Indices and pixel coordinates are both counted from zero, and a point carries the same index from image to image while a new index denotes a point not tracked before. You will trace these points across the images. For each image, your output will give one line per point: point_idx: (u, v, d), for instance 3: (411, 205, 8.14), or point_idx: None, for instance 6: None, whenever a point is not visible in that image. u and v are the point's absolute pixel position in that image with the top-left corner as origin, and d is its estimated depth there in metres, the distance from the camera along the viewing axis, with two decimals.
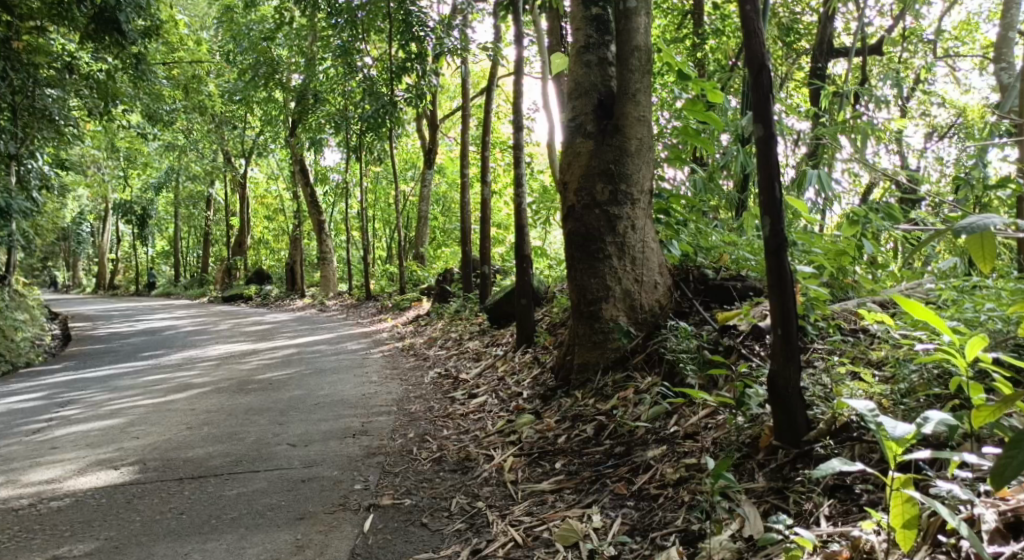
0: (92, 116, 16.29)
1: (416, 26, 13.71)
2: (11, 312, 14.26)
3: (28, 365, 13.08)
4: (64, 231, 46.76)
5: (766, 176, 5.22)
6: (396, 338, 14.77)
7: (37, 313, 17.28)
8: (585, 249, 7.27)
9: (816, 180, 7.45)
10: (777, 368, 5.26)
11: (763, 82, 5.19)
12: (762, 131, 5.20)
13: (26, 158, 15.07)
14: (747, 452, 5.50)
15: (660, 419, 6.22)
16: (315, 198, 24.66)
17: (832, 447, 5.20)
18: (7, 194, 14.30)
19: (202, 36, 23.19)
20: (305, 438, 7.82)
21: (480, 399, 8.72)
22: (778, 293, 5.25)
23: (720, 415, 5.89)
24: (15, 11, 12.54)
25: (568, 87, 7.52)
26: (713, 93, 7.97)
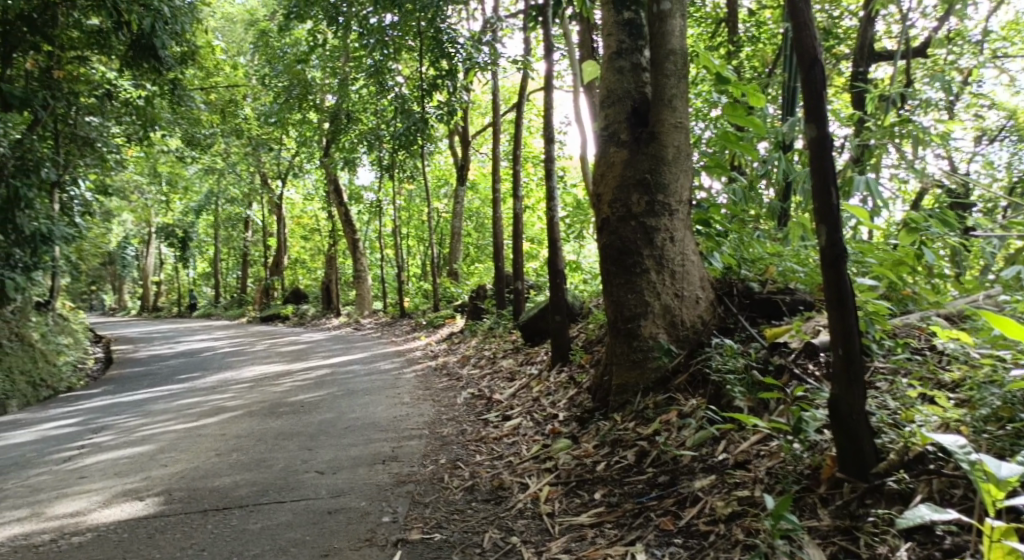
0: (132, 141, 16.27)
1: (447, 44, 13.45)
2: (55, 335, 14.26)
3: (69, 390, 12.91)
4: (108, 256, 47.32)
5: (821, 180, 4.85)
6: (429, 357, 14.47)
7: (80, 336, 17.25)
8: (621, 262, 6.92)
9: (864, 187, 6.89)
10: (839, 392, 4.88)
11: (816, 77, 4.82)
12: (816, 131, 4.84)
13: (69, 185, 14.54)
14: (806, 485, 5.09)
15: (707, 445, 5.82)
16: (349, 217, 24.52)
17: (907, 482, 4.81)
18: (48, 219, 12.83)
19: (239, 59, 23.25)
20: (333, 466, 7.51)
21: (515, 421, 8.36)
22: (839, 310, 4.86)
23: (773, 443, 5.48)
24: (58, 42, 12.81)
25: (600, 94, 7.20)
26: (754, 96, 7.58)
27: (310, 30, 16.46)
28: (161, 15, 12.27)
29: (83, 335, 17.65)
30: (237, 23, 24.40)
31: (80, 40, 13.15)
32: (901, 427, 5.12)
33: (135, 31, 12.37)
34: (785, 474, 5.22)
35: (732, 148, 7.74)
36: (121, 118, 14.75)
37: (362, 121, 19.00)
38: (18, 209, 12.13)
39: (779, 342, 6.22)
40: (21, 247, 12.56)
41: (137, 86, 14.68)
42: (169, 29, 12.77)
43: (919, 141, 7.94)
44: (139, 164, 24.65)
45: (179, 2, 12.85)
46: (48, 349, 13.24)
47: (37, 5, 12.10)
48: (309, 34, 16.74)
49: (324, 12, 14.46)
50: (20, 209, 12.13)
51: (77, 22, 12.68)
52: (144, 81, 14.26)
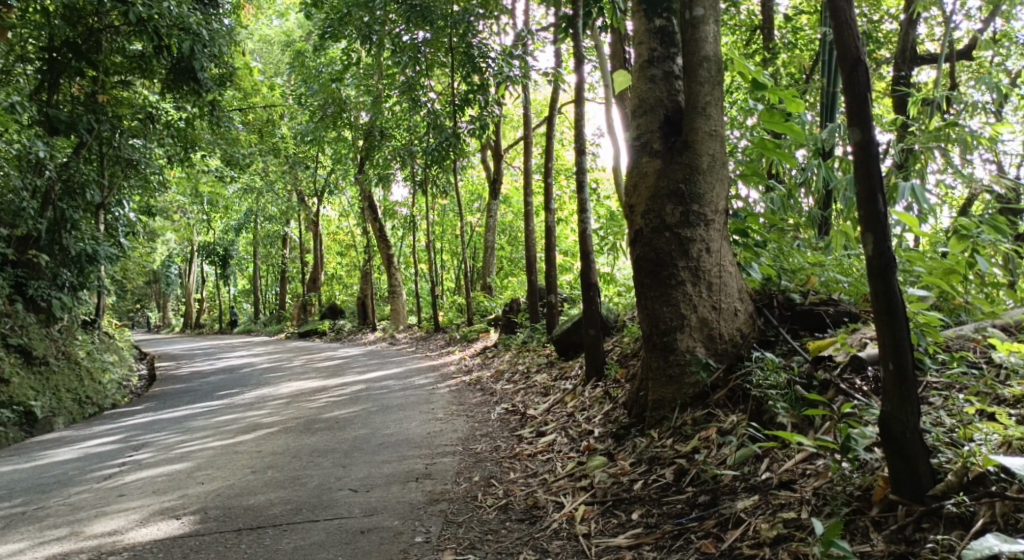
0: (172, 162, 16.39)
1: (479, 58, 13.32)
2: (99, 352, 14.31)
3: (114, 407, 12.74)
4: (150, 274, 47.93)
5: (867, 185, 4.65)
6: (463, 371, 14.34)
7: (123, 354, 17.36)
8: (656, 274, 6.74)
9: (910, 193, 6.70)
10: (890, 410, 4.66)
11: (859, 79, 4.64)
12: (860, 135, 4.64)
13: (113, 207, 14.83)
14: (857, 507, 4.87)
15: (749, 463, 5.63)
16: (384, 233, 24.53)
17: (967, 505, 4.58)
18: (94, 239, 13.08)
19: (277, 80, 23.40)
20: (366, 483, 7.39)
21: (549, 437, 8.20)
22: (889, 323, 4.64)
23: (820, 462, 5.27)
24: (104, 65, 12.73)
25: (632, 104, 7.03)
26: (791, 101, 7.36)
27: (344, 49, 16.46)
28: (199, 38, 12.34)
29: (127, 353, 17.77)
30: (274, 43, 24.59)
31: (121, 64, 13.26)
32: (958, 446, 4.91)
33: (175, 54, 12.43)
34: (834, 495, 5.00)
35: (770, 155, 7.60)
36: (162, 141, 14.87)
37: (397, 137, 19.02)
38: (64, 230, 12.51)
39: (823, 355, 5.99)
40: (68, 267, 12.74)
41: (179, 109, 14.73)
42: (208, 52, 12.83)
43: (966, 145, 7.70)
44: (179, 184, 24.87)
45: (218, 24, 12.92)
46: (93, 367, 13.01)
47: (80, 30, 12.25)
48: (344, 53, 16.73)
49: (358, 30, 14.48)
50: (67, 230, 12.50)
51: (121, 46, 12.70)
52: (184, 103, 14.35)
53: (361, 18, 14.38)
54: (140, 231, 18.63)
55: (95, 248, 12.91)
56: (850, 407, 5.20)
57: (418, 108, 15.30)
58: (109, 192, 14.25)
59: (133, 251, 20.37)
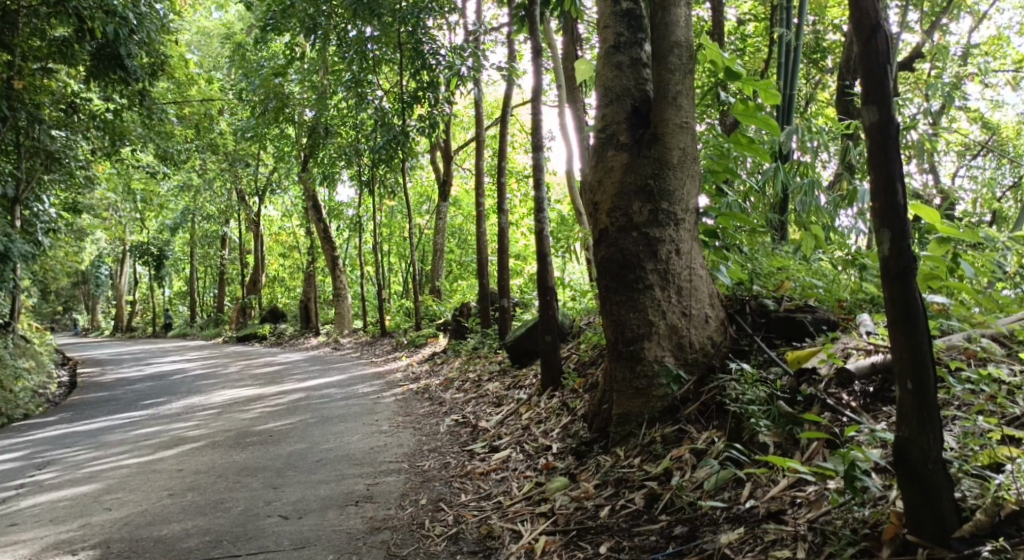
0: (100, 155, 15.52)
1: (428, 55, 12.77)
2: (14, 358, 13.46)
3: (27, 417, 11.95)
4: (84, 274, 46.28)
5: (885, 174, 4.21)
6: (410, 378, 13.70)
7: (45, 360, 16.35)
8: (622, 277, 6.24)
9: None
10: (909, 437, 4.23)
11: (878, 51, 4.19)
12: (877, 115, 4.21)
13: (33, 201, 14.08)
14: (864, 548, 4.43)
15: (731, 489, 5.14)
16: (328, 233, 23.74)
17: (1004, 550, 4.12)
18: (6, 236, 12.06)
19: (215, 75, 22.50)
20: (300, 509, 6.77)
21: (503, 453, 7.63)
22: (909, 336, 4.21)
23: (812, 490, 4.81)
24: (18, 50, 11.89)
25: (596, 93, 6.52)
26: (766, 92, 6.77)
27: (287, 43, 15.71)
28: (125, 22, 11.54)
29: (49, 359, 16.78)
30: (213, 36, 23.65)
31: (41, 49, 12.35)
32: (985, 478, 4.49)
33: (98, 38, 11.58)
34: (834, 532, 4.55)
35: (742, 150, 7.08)
36: (88, 132, 13.96)
37: (341, 135, 18.28)
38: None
39: (805, 367, 5.47)
40: None
41: (106, 99, 13.86)
42: (135, 37, 12.01)
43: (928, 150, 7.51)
44: (110, 180, 23.76)
45: (147, 8, 12.13)
46: (4, 375, 12.27)
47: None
48: (286, 47, 15.97)
49: (299, 22, 13.81)
50: None
51: (40, 30, 11.91)
52: (112, 93, 13.47)
53: (304, 9, 13.71)
54: (65, 230, 17.64)
55: (7, 246, 11.82)
56: (853, 429, 4.73)
57: (363, 105, 14.62)
58: (28, 185, 13.47)
59: (59, 250, 19.30)
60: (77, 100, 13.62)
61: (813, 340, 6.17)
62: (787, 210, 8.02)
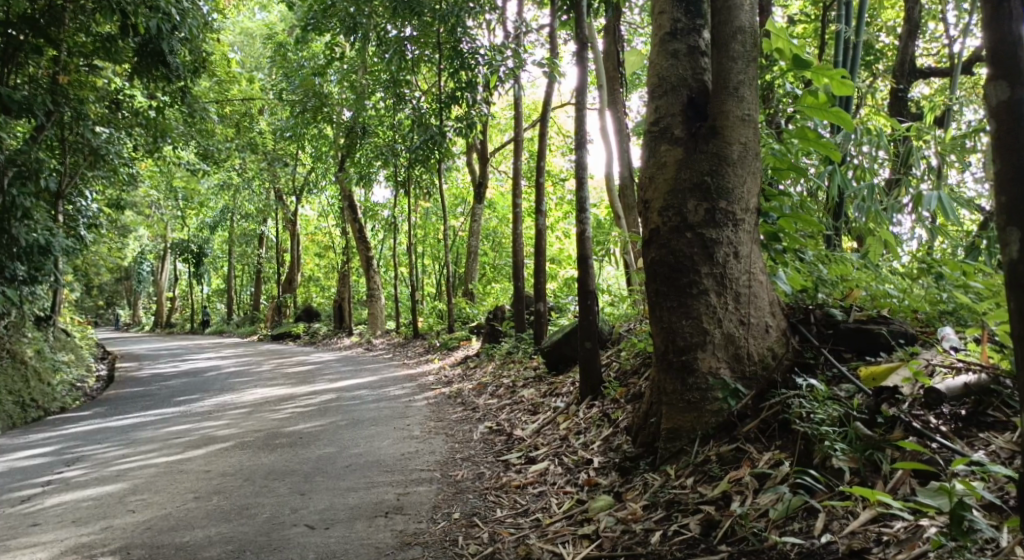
0: (142, 152, 15.29)
1: (468, 56, 12.18)
2: (51, 350, 13.30)
3: (62, 411, 11.74)
4: (125, 270, 46.63)
5: (1013, 158, 3.84)
6: (443, 382, 13.29)
7: (84, 353, 16.21)
8: (674, 281, 5.79)
9: (937, 204, 6.93)
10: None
11: (1008, 22, 3.84)
12: (1007, 92, 3.86)
13: (75, 196, 13.93)
14: None
15: (800, 519, 4.70)
16: (364, 234, 23.44)
17: None
18: (48, 229, 11.67)
19: (256, 75, 22.29)
20: (328, 518, 6.41)
21: (541, 465, 7.20)
22: None
23: (901, 527, 4.39)
24: (62, 45, 11.70)
25: (649, 83, 6.06)
26: (838, 83, 6.21)
27: (328, 42, 15.42)
28: (168, 18, 11.18)
29: (86, 353, 16.66)
30: (256, 36, 23.52)
31: (86, 45, 12.05)
32: None
33: (142, 34, 11.27)
34: None
35: (808, 145, 6.52)
36: (129, 129, 13.73)
37: (379, 136, 17.98)
38: (14, 218, 11.09)
39: (885, 386, 5.13)
40: (20, 260, 11.42)
41: (150, 96, 13.65)
42: (178, 33, 11.69)
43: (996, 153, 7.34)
44: (152, 177, 23.69)
45: (190, 4, 11.86)
46: (42, 367, 12.06)
47: (41, 6, 11.13)
48: (327, 46, 15.66)
49: (340, 21, 13.50)
50: (18, 218, 11.06)
51: (85, 26, 11.71)
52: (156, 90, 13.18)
53: (345, 8, 13.42)
54: (106, 226, 17.49)
55: (48, 239, 11.45)
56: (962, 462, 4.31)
57: (403, 105, 14.26)
58: (70, 180, 13.29)
59: (101, 245, 19.22)
60: (121, 96, 13.38)
61: (888, 355, 5.68)
62: (843, 213, 7.43)
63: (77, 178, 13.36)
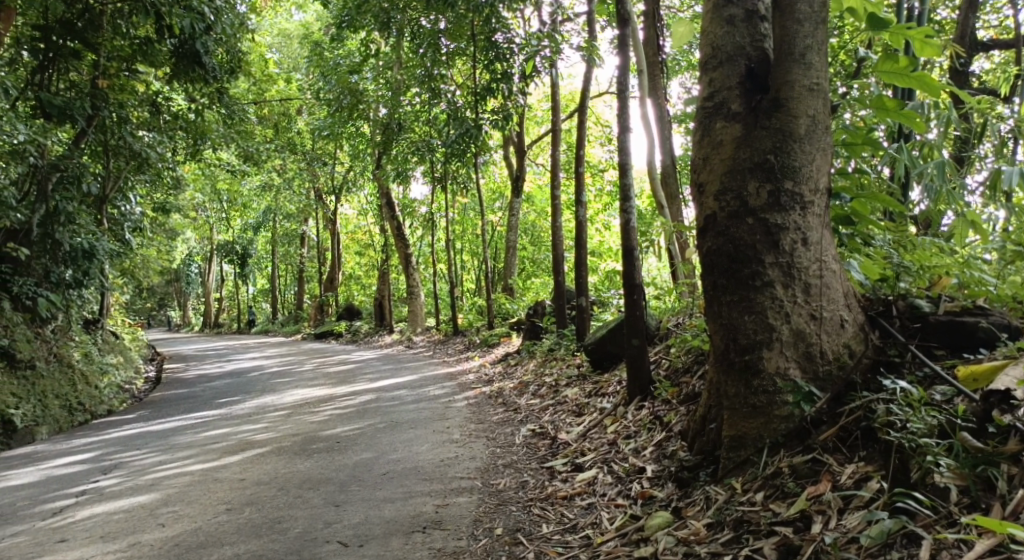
0: (183, 156, 14.91)
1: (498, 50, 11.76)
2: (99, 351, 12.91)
3: (109, 413, 11.23)
4: (171, 272, 46.84)
5: None
6: (483, 381, 12.77)
7: (132, 355, 15.97)
8: (734, 272, 5.21)
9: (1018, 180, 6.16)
10: None
11: None
12: None
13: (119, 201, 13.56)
14: None
15: (899, 547, 4.19)
16: (403, 232, 22.98)
17: None
18: (92, 234, 11.29)
19: (294, 77, 21.91)
20: (363, 534, 5.93)
21: (589, 472, 6.67)
22: None
23: None
24: (101, 51, 11.19)
25: (702, 54, 5.47)
26: (921, 42, 5.60)
27: (364, 40, 14.88)
28: (203, 17, 10.58)
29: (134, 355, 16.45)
30: (293, 37, 23.16)
31: (124, 48, 11.53)
32: None
33: (176, 35, 10.78)
34: None
35: (885, 116, 5.90)
36: (171, 133, 13.11)
37: (415, 132, 17.40)
38: (58, 223, 10.72)
39: (996, 389, 4.48)
40: (64, 264, 11.08)
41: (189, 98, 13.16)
42: (212, 33, 11.13)
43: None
44: (195, 179, 23.45)
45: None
46: (89, 369, 11.58)
47: (78, 9, 10.73)
48: (363, 44, 15.12)
49: (375, 18, 12.95)
50: (62, 224, 10.69)
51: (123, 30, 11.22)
52: (194, 92, 12.66)
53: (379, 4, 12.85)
54: (151, 229, 17.21)
55: (92, 244, 11.03)
56: None
57: (439, 100, 13.70)
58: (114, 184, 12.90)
59: (146, 248, 18.98)
60: (160, 100, 12.57)
61: (988, 351, 5.11)
62: (908, 197, 6.71)
63: (120, 182, 12.99)
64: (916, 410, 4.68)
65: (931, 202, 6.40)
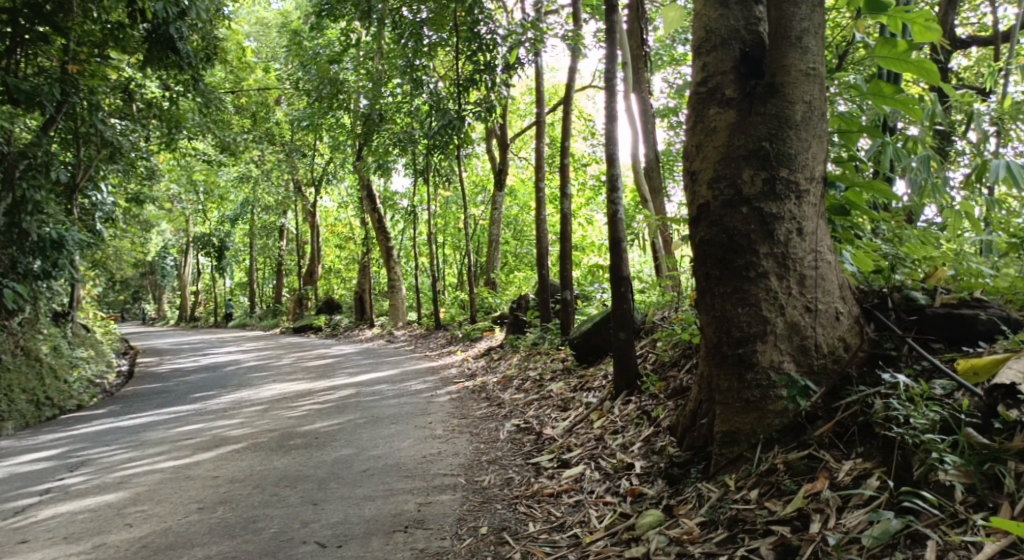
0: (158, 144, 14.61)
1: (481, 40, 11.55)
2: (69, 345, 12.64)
3: (79, 409, 11.01)
4: (148, 265, 46.24)
5: None
6: (465, 376, 12.58)
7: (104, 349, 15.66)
8: (727, 263, 5.06)
9: (1004, 173, 5.89)
10: None
11: None
12: None
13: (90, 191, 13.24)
14: None
15: (903, 548, 4.09)
16: (384, 224, 22.72)
17: None
18: (62, 223, 10.94)
19: (272, 66, 21.57)
20: (341, 534, 5.75)
21: (575, 468, 6.51)
22: None
23: None
24: (71, 36, 10.89)
25: (694, 38, 5.31)
26: (921, 27, 5.52)
27: (344, 28, 14.61)
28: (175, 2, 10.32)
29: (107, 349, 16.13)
30: (271, 26, 22.80)
31: (95, 33, 11.22)
32: None
33: (149, 19, 10.52)
34: None
35: (882, 103, 5.79)
36: (145, 122, 12.84)
37: (396, 123, 17.13)
38: (26, 212, 10.39)
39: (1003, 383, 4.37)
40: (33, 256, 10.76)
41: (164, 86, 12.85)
42: (187, 17, 10.84)
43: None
44: (171, 170, 23.06)
45: None
46: (58, 363, 11.30)
47: None
48: (342, 33, 14.85)
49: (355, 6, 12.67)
50: (29, 212, 10.37)
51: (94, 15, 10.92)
52: (168, 80, 12.36)
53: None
54: (125, 220, 16.87)
55: (60, 232, 10.71)
56: None
57: (420, 90, 13.47)
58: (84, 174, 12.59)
59: (120, 240, 18.62)
60: (132, 86, 12.28)
61: (987, 344, 5.03)
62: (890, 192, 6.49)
63: (91, 171, 12.69)
64: (917, 405, 4.58)
65: (913, 197, 6.20)
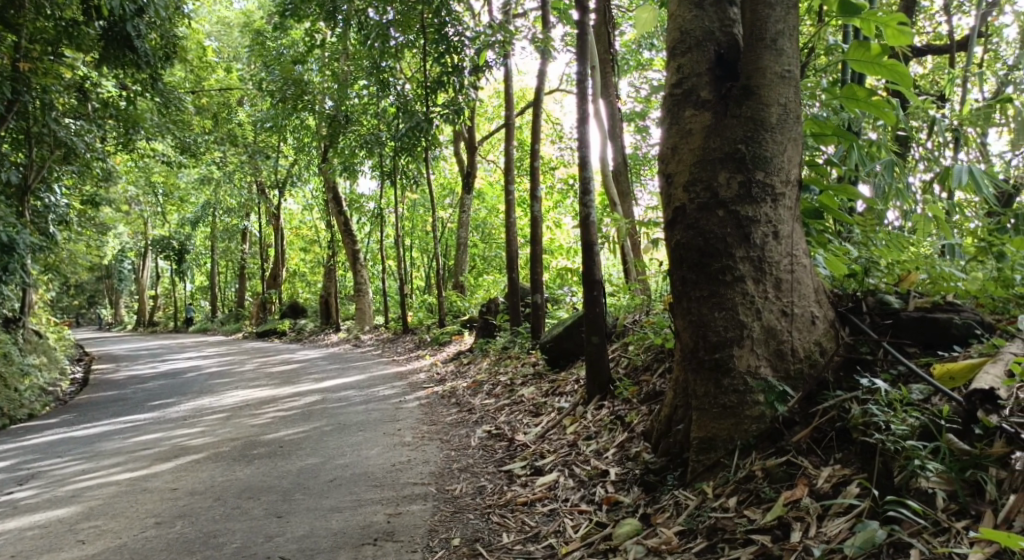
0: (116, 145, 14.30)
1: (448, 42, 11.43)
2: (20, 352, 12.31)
3: (31, 418, 10.76)
4: (108, 268, 45.43)
5: None
6: (434, 381, 12.44)
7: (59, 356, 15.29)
8: (703, 267, 5.00)
9: (968, 178, 5.88)
10: None
11: None
12: None
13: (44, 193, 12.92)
14: None
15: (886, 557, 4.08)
16: (350, 227, 22.48)
17: None
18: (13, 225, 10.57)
19: (234, 66, 21.24)
20: (307, 548, 5.61)
21: (548, 475, 6.42)
22: None
23: None
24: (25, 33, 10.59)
25: (668, 39, 5.24)
26: (894, 30, 5.48)
27: (308, 29, 14.39)
28: None
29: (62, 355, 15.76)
30: (233, 26, 22.45)
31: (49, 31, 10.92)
32: None
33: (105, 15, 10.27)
34: None
35: (855, 106, 5.76)
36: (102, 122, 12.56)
37: (362, 124, 16.92)
38: None
39: (982, 388, 4.39)
40: None
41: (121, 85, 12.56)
42: (144, 14, 10.59)
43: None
44: (130, 172, 22.62)
45: None
46: (8, 371, 11.00)
47: None
48: (306, 33, 14.63)
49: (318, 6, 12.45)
50: None
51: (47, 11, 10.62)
52: (124, 79, 12.08)
53: None
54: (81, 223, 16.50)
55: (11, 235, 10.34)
56: None
57: (386, 90, 13.30)
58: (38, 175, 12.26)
59: (76, 243, 18.21)
60: (88, 85, 11.98)
61: (963, 348, 5.03)
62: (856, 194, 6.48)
63: (45, 172, 12.35)
64: (896, 410, 4.56)
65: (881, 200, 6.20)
